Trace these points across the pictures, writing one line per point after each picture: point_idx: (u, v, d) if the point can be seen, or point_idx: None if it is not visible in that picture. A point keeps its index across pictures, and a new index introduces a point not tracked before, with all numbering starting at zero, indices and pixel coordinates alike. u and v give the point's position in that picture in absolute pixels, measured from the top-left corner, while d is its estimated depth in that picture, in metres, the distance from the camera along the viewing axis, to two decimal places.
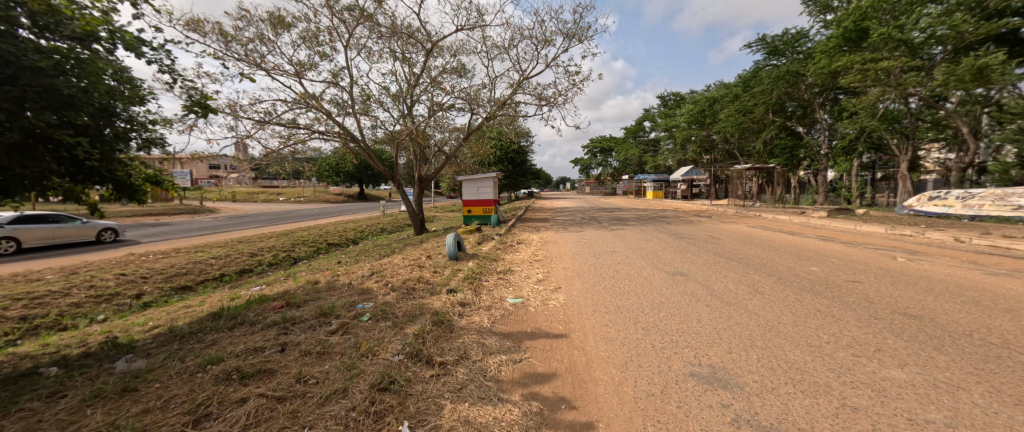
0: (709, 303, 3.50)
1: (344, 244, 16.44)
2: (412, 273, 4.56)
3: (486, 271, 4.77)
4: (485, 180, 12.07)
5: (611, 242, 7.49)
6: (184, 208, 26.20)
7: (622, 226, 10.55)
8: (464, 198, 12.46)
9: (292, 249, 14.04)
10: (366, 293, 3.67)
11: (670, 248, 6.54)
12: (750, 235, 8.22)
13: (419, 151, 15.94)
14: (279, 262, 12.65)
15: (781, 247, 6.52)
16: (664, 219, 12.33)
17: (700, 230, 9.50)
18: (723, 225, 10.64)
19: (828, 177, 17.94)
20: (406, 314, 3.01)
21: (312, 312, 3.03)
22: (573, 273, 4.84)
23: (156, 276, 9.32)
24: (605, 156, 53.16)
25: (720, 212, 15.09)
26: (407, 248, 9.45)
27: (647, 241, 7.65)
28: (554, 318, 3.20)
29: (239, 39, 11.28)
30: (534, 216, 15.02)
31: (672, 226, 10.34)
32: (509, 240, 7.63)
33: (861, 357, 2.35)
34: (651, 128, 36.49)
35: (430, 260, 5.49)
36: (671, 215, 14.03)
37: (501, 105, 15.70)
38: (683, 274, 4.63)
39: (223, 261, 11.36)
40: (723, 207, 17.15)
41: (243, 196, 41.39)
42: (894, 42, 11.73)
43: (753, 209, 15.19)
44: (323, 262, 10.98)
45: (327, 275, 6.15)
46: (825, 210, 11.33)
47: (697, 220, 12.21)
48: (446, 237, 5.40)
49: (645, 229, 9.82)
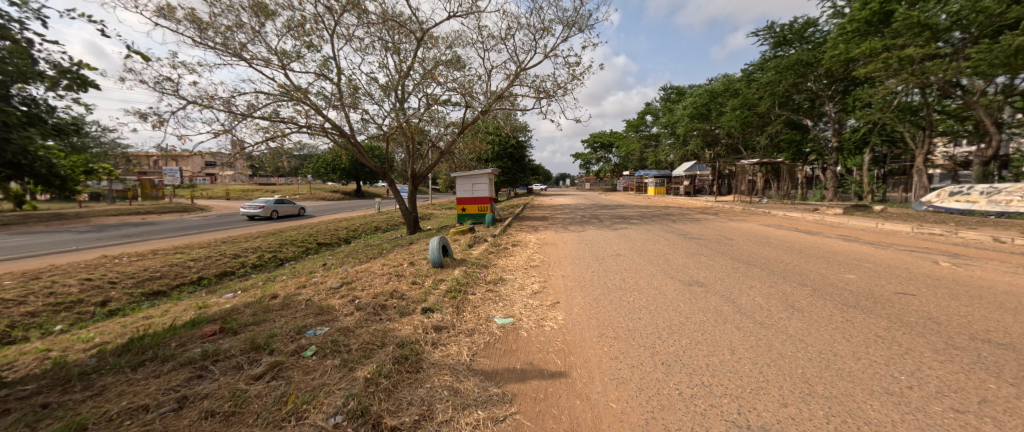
0: (740, 325, 2.86)
1: (335, 244, 15.84)
2: (387, 285, 3.94)
3: (474, 282, 4.15)
4: (480, 176, 11.54)
5: (614, 243, 6.87)
6: (173, 207, 25.53)
7: (625, 225, 9.93)
8: (458, 196, 11.82)
9: (279, 249, 13.43)
10: (324, 313, 3.04)
11: (680, 251, 5.93)
12: (765, 235, 7.60)
13: (413, 147, 15.29)
14: (264, 264, 12.05)
15: (803, 249, 5.90)
16: (668, 218, 11.70)
17: (709, 229, 8.88)
18: (733, 224, 10.02)
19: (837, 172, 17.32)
20: (364, 345, 2.38)
21: (244, 343, 2.40)
22: (574, 283, 4.20)
23: (126, 281, 8.72)
24: (605, 152, 52.46)
25: (727, 209, 14.47)
26: (395, 250, 8.82)
27: (654, 241, 7.03)
28: (550, 348, 2.57)
29: (216, 26, 10.58)
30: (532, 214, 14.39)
31: (678, 225, 9.71)
32: (503, 243, 7.00)
33: (966, 415, 1.73)
34: (652, 122, 35.79)
35: (411, 267, 4.86)
36: (676, 212, 13.40)
37: (497, 99, 15.03)
38: (701, 285, 3.99)
39: (202, 263, 10.73)
40: (729, 204, 16.52)
41: (237, 193, 40.61)
42: (918, 27, 11.33)
43: (761, 206, 14.54)
44: (308, 265, 10.37)
45: (300, 283, 5.53)
46: (839, 208, 10.71)
47: (704, 218, 11.58)
48: (430, 241, 4.75)
49: (650, 228, 9.22)
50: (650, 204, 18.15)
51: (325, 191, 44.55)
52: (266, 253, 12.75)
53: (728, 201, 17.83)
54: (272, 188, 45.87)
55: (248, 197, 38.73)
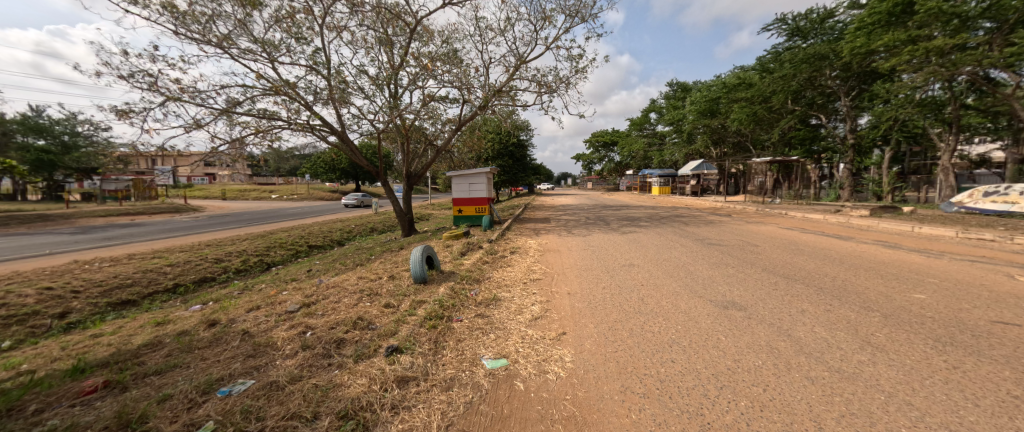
0: (811, 375, 2.11)
1: (326, 246, 15.19)
2: (355, 308, 3.22)
3: (462, 303, 3.43)
4: (477, 176, 10.84)
5: (624, 250, 6.14)
6: (165, 207, 24.84)
7: (633, 228, 9.20)
8: (454, 197, 11.11)
9: (266, 252, 12.76)
10: (256, 354, 2.30)
11: (701, 260, 5.22)
12: (791, 240, 6.86)
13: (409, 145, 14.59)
14: (249, 269, 11.38)
15: (843, 258, 5.16)
16: (679, 219, 10.95)
17: (726, 232, 8.14)
18: (750, 226, 9.28)
19: (853, 171, 16.59)
20: (287, 417, 1.66)
21: (119, 413, 1.69)
22: (582, 305, 3.48)
23: (92, 290, 8.02)
24: (607, 151, 51.61)
25: (739, 210, 13.70)
26: (383, 256, 8.13)
27: (668, 247, 6.30)
28: (555, 414, 1.84)
29: (194, 15, 9.85)
30: (534, 215, 13.67)
31: (691, 228, 8.98)
32: (500, 249, 6.29)
33: None
34: (656, 120, 35.01)
35: (391, 282, 4.15)
36: (686, 213, 12.64)
37: (497, 94, 14.29)
38: (739, 308, 3.24)
39: (181, 268, 10.04)
40: (741, 204, 15.75)
41: (234, 193, 39.94)
42: (946, 15, 10.54)
43: (775, 206, 13.77)
44: (293, 270, 9.68)
45: (265, 298, 4.81)
46: (865, 209, 9.93)
47: (717, 220, 10.84)
48: (412, 251, 4.03)
49: (662, 231, 8.50)
50: (657, 205, 17.39)
51: (323, 191, 43.83)
52: (252, 256, 12.09)
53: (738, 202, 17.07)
54: (269, 188, 45.22)
55: (244, 197, 38.02)
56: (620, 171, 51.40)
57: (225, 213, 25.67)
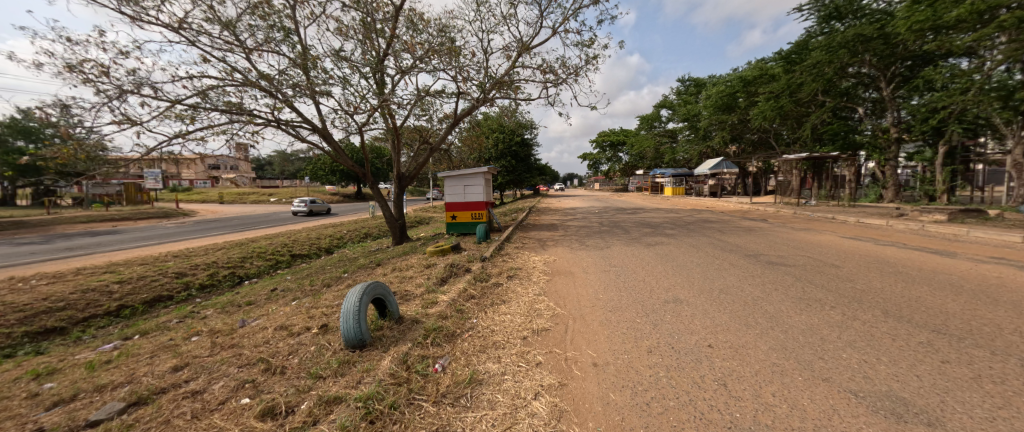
0: None
1: (311, 256, 13.92)
2: (204, 421, 1.75)
3: (407, 399, 1.94)
4: (473, 177, 9.40)
5: (660, 273, 4.63)
6: (153, 212, 23.66)
7: (660, 237, 7.71)
8: (447, 201, 9.68)
9: (240, 264, 11.48)
10: None
11: (776, 293, 3.68)
12: (872, 255, 5.29)
13: (400, 143, 13.10)
14: (216, 285, 10.03)
15: (983, 291, 3.57)
16: (709, 225, 9.43)
17: (779, 243, 6.56)
18: (801, 234, 7.73)
19: (898, 170, 14.96)
20: None
21: None
22: (624, 402, 1.96)
23: (9, 317, 6.67)
24: (616, 151, 49.76)
25: (773, 213, 12.14)
26: (357, 275, 6.69)
27: (714, 269, 4.77)
28: None
29: None
30: (540, 221, 12.23)
31: (730, 237, 7.44)
32: (496, 271, 4.82)
33: None
34: (668, 117, 33.43)
35: (318, 339, 2.68)
36: (713, 218, 11.11)
37: (499, 86, 12.82)
38: (927, 422, 1.70)
39: (131, 286, 8.69)
40: (772, 206, 14.15)
41: (232, 196, 38.92)
42: None
43: (815, 209, 12.17)
44: (260, 288, 8.32)
45: (152, 355, 3.34)
46: (938, 213, 8.30)
47: (754, 226, 9.30)
48: (348, 294, 2.55)
49: (696, 241, 6.96)
50: (676, 207, 15.82)
51: (324, 194, 42.76)
52: (223, 269, 10.81)
53: (767, 203, 15.44)
54: (268, 192, 44.03)
55: (241, 201, 36.86)
56: (629, 172, 49.61)
57: (216, 217, 24.49)
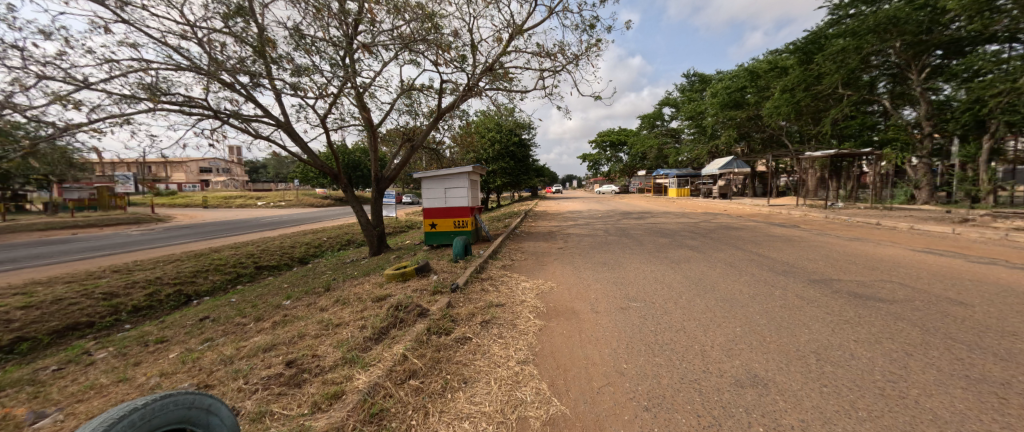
0: None
1: (280, 267, 12.44)
2: None
3: None
4: (456, 177, 7.97)
5: (703, 315, 3.17)
6: (123, 218, 22.12)
7: (683, 249, 6.25)
8: (425, 206, 8.20)
9: (190, 279, 10.00)
10: None
11: (919, 367, 2.19)
12: (991, 282, 3.86)
13: (377, 140, 11.58)
14: (154, 307, 8.53)
15: None
16: (737, 234, 8.01)
17: (840, 259, 5.11)
18: (858, 245, 6.31)
19: (931, 166, 14.05)
20: None
21: None
22: None
23: None
24: (615, 151, 48.51)
25: (803, 217, 10.77)
26: (295, 303, 5.15)
27: (780, 308, 3.29)
28: None
29: None
30: (537, 227, 10.82)
31: (772, 250, 6.00)
32: (470, 314, 3.32)
33: None
34: (671, 115, 32.15)
35: None
36: (736, 224, 9.72)
37: (490, 76, 11.35)
38: None
39: (40, 312, 7.16)
40: (795, 209, 12.80)
41: (217, 200, 37.36)
42: None
43: (849, 212, 10.85)
44: (195, 313, 6.86)
45: None
46: (1017, 219, 6.93)
47: (789, 233, 7.93)
48: None
49: (732, 256, 5.52)
50: (687, 211, 14.45)
51: (315, 197, 41.38)
52: (167, 287, 9.31)
53: (789, 205, 14.02)
54: (255, 195, 42.47)
55: (226, 204, 35.29)
56: (630, 173, 48.27)
57: (192, 223, 22.93)
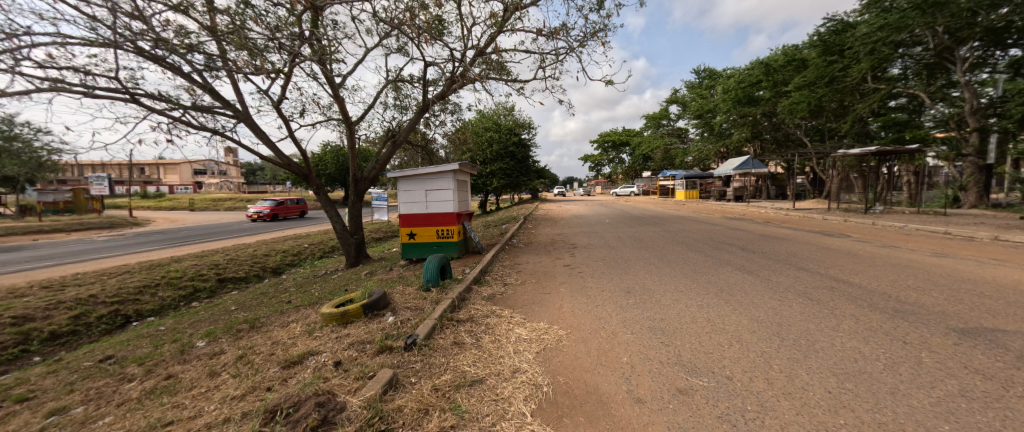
0: None
1: (248, 280, 11.05)
2: None
3: None
4: (440, 177, 6.59)
5: (837, 420, 1.74)
6: (97, 222, 20.72)
7: (728, 269, 4.85)
8: (403, 212, 6.78)
9: (135, 296, 8.61)
10: None
11: None
12: None
13: (354, 135, 10.14)
14: (78, 333, 7.10)
15: None
16: (781, 245, 6.61)
17: (958, 288, 3.69)
18: (953, 262, 4.89)
19: (982, 165, 12.88)
20: None
21: None
22: None
23: None
24: (618, 152, 47.18)
25: (843, 223, 9.40)
26: (205, 349, 3.74)
27: (967, 402, 1.85)
28: None
29: None
30: (539, 235, 9.44)
31: (846, 271, 4.59)
32: (421, 406, 1.92)
33: None
34: (677, 114, 30.84)
35: None
36: (773, 233, 8.32)
37: (483, 62, 9.94)
38: None
39: None
40: (828, 213, 11.42)
41: (205, 202, 35.98)
42: None
43: (898, 218, 9.47)
44: (106, 348, 5.44)
45: None
46: None
47: (846, 244, 6.52)
48: None
49: (799, 282, 4.10)
50: (705, 216, 13.09)
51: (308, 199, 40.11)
52: (101, 307, 7.88)
53: (818, 210, 12.69)
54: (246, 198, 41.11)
55: (214, 207, 33.92)
56: (633, 174, 46.90)
57: (170, 227, 21.54)
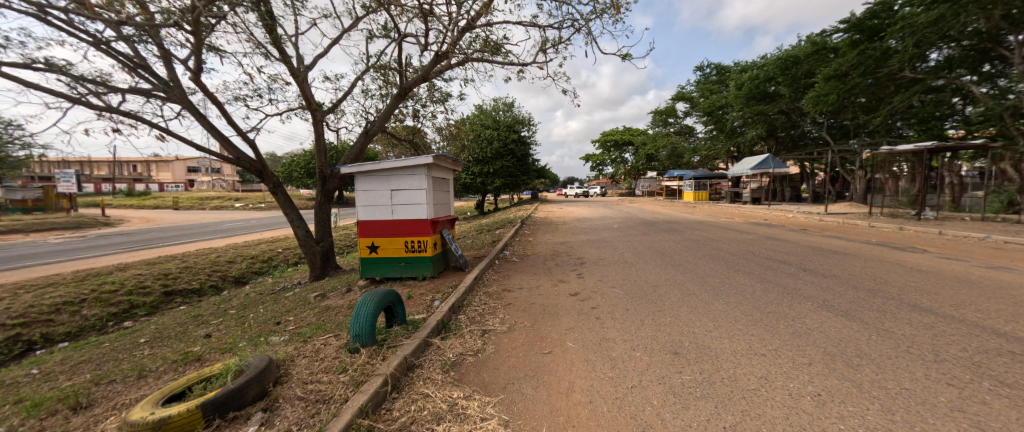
0: None
1: (201, 293, 9.53)
2: None
3: None
4: (410, 174, 5.09)
5: None
6: (64, 222, 19.26)
7: (811, 306, 3.34)
8: (364, 218, 5.26)
9: (47, 316, 7.06)
10: None
11: None
12: None
13: (320, 124, 8.62)
14: None
15: None
16: (847, 263, 5.15)
17: None
18: None
19: None
20: None
21: None
22: None
23: None
24: (621, 152, 45.45)
25: (898, 232, 7.92)
26: None
27: None
28: None
29: None
30: (539, 244, 7.95)
31: (988, 312, 3.13)
32: None
33: None
34: (685, 112, 29.31)
35: None
36: (821, 245, 6.84)
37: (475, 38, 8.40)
38: None
39: None
40: (871, 219, 9.94)
41: (189, 201, 34.42)
42: None
43: (964, 226, 7.99)
44: None
45: None
46: None
47: (932, 263, 5.07)
48: None
49: (946, 339, 2.60)
50: (725, 221, 11.62)
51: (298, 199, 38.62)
52: None
53: (853, 214, 11.21)
54: (235, 197, 39.64)
55: (199, 206, 32.34)
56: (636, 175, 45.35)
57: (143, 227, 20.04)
